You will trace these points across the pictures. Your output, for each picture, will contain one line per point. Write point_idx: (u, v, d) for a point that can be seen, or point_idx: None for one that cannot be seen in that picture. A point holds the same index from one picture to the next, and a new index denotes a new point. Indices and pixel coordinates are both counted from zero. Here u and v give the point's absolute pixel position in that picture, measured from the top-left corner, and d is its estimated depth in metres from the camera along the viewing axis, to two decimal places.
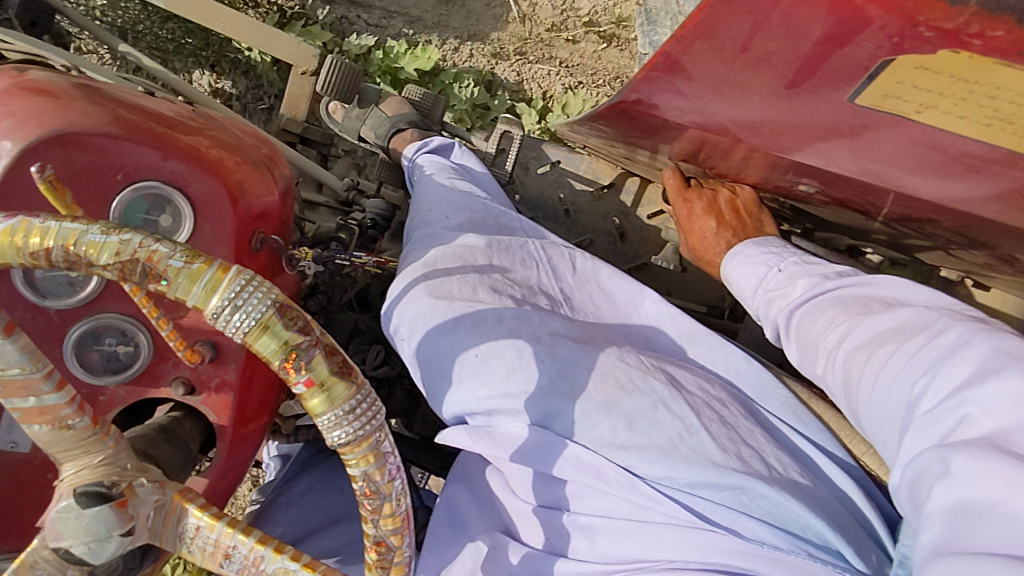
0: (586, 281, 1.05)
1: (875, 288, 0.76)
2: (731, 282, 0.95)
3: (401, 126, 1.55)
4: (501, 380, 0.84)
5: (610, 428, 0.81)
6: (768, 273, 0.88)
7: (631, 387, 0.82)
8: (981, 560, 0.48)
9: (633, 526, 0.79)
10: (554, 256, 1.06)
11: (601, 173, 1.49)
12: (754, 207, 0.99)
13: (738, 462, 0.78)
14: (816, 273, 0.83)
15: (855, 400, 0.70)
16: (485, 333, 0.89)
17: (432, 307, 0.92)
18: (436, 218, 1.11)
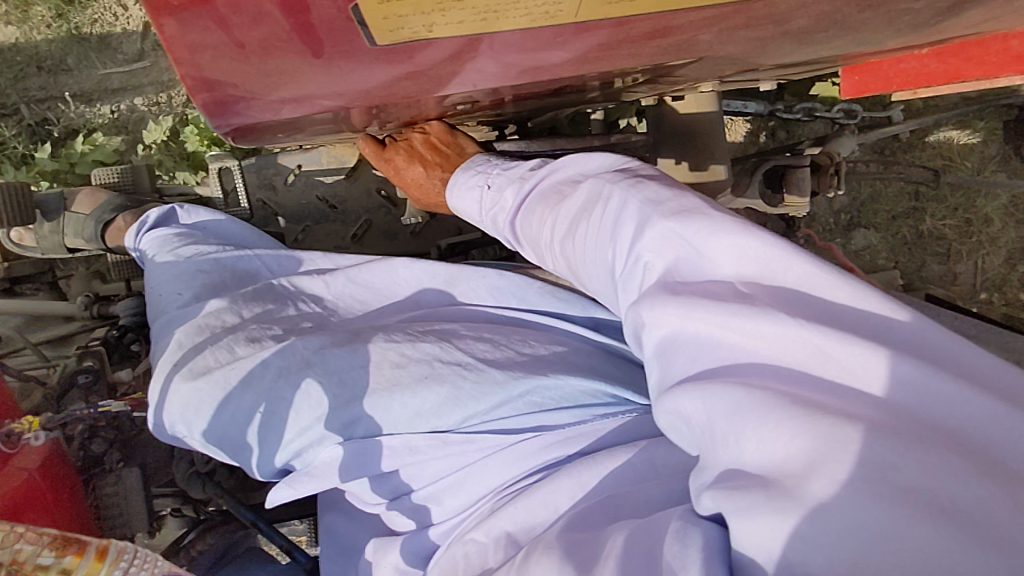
0: (348, 278, 1.01)
1: (561, 172, 0.84)
2: (460, 211, 1.01)
3: (107, 218, 1.36)
4: (293, 421, 0.81)
5: (399, 406, 0.80)
6: (483, 193, 0.94)
7: (406, 360, 0.82)
8: (676, 390, 0.57)
9: (459, 475, 0.81)
10: (301, 274, 1.01)
11: (343, 156, 1.51)
12: (447, 135, 1.01)
13: (524, 369, 0.82)
14: (518, 177, 0.91)
15: (581, 278, 0.80)
16: (258, 385, 0.84)
17: (195, 391, 0.85)
18: (171, 299, 1.00)
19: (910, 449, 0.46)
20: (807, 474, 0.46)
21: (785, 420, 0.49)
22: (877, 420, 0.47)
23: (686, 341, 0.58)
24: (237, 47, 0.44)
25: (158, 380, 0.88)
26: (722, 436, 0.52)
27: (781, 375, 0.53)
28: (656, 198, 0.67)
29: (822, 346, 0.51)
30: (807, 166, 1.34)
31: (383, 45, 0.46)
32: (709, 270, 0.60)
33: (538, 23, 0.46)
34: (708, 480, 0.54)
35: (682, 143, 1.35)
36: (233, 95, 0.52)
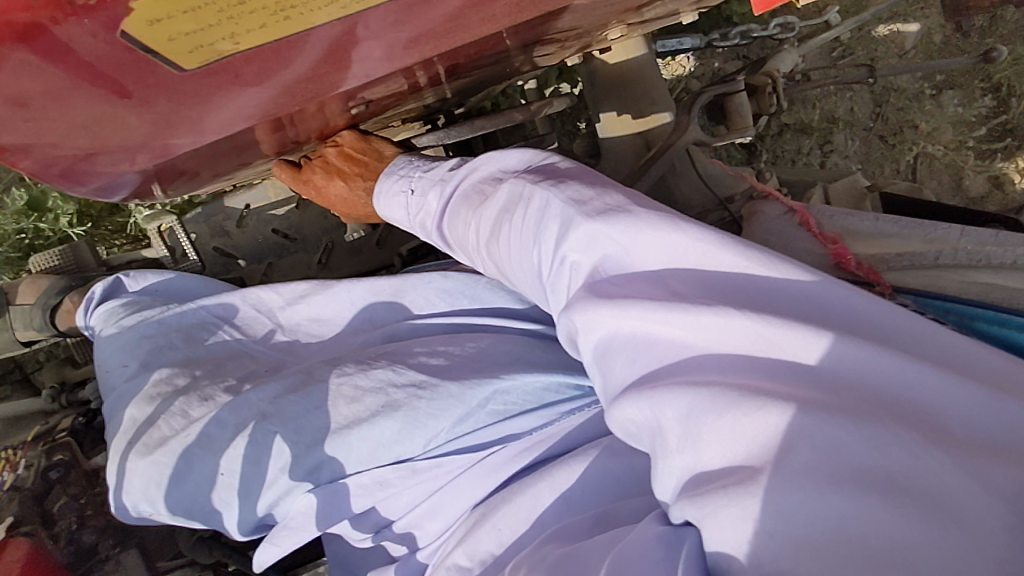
0: (294, 307, 0.96)
1: (480, 171, 0.81)
2: (389, 218, 0.96)
3: (52, 301, 1.33)
4: (258, 478, 0.77)
5: (361, 440, 0.76)
6: (405, 199, 0.90)
7: (360, 393, 0.78)
8: (625, 397, 0.54)
9: (434, 499, 0.80)
10: (245, 317, 0.96)
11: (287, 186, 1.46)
12: (361, 141, 0.93)
13: (481, 374, 0.79)
14: (438, 178, 0.86)
15: (510, 278, 0.78)
16: (218, 449, 0.79)
17: (153, 466, 0.80)
18: (115, 374, 0.92)
19: (863, 430, 0.44)
20: (764, 466, 0.45)
21: (735, 416, 0.47)
22: (827, 404, 0.45)
23: (625, 343, 0.56)
24: (21, 105, 0.38)
25: (115, 463, 0.84)
26: (675, 442, 0.50)
27: (721, 365, 0.51)
28: (578, 197, 0.65)
29: (760, 333, 0.50)
30: (743, 89, 1.28)
31: (193, 68, 0.41)
32: (637, 263, 0.58)
33: (353, 8, 0.42)
34: (669, 487, 0.51)
35: (620, 91, 1.32)
36: (67, 156, 0.47)
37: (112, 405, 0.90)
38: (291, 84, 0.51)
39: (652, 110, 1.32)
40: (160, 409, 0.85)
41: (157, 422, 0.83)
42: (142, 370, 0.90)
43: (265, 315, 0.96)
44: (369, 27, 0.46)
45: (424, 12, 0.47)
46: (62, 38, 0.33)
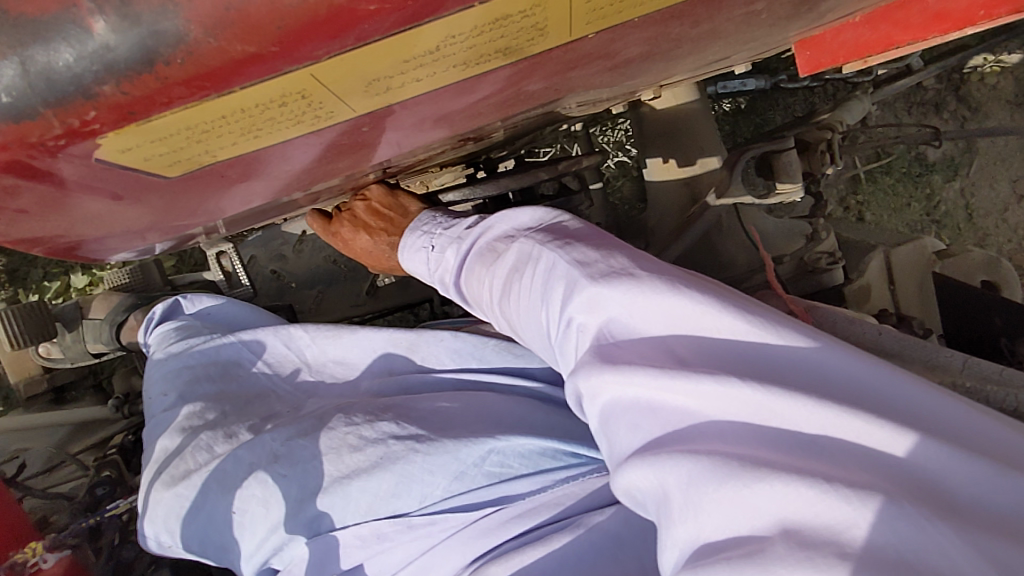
0: (319, 345, 0.99)
1: (493, 229, 0.80)
2: (413, 270, 0.97)
3: (119, 318, 1.45)
4: (262, 519, 0.81)
5: (359, 491, 0.79)
6: (427, 254, 0.90)
7: (363, 442, 0.81)
8: (627, 464, 0.52)
9: (424, 557, 0.78)
10: (275, 347, 1.00)
11: None
12: (388, 197, 0.96)
13: (477, 438, 0.80)
14: (456, 234, 0.86)
15: (522, 337, 0.76)
16: (231, 488, 0.83)
17: (175, 498, 0.86)
18: (155, 404, 0.98)
19: (867, 503, 0.42)
20: (773, 538, 0.43)
21: (735, 488, 0.45)
22: (832, 478, 0.44)
23: (628, 408, 0.53)
24: (22, 214, 0.43)
25: (143, 491, 0.90)
26: (678, 510, 0.47)
27: (726, 436, 0.49)
28: (584, 259, 0.64)
29: (762, 403, 0.48)
30: (793, 147, 1.21)
31: (178, 175, 0.44)
32: (641, 329, 0.56)
33: (321, 124, 0.43)
34: (671, 559, 0.48)
35: (668, 142, 1.26)
36: (75, 240, 0.51)
37: (151, 430, 0.96)
38: (287, 175, 0.53)
39: (700, 159, 1.26)
40: (188, 444, 0.90)
41: (184, 456, 0.88)
42: (177, 401, 0.96)
43: (294, 350, 1.00)
44: (345, 132, 0.47)
45: (401, 117, 0.48)
46: (44, 167, 0.37)
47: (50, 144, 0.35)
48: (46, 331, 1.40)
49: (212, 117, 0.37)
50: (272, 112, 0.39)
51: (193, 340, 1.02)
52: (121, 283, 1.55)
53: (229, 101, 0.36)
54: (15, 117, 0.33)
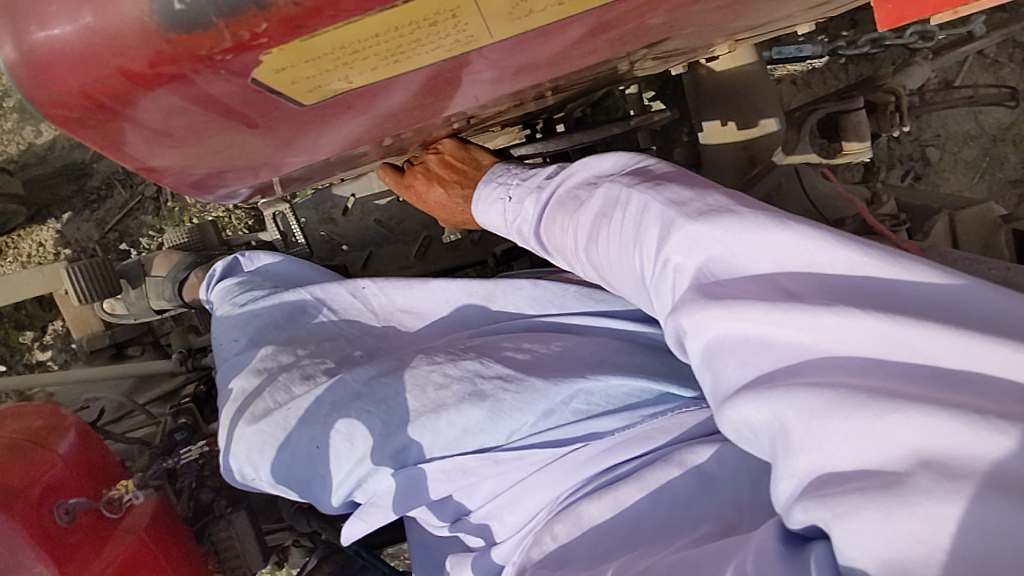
0: (387, 294, 1.01)
1: (576, 175, 0.79)
2: (488, 224, 0.97)
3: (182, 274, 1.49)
4: (349, 450, 0.82)
5: (447, 424, 0.80)
6: (505, 206, 0.90)
7: (448, 380, 0.82)
8: (737, 398, 0.51)
9: (513, 491, 0.81)
10: (343, 296, 1.01)
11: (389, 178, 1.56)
12: (461, 150, 0.97)
13: (562, 373, 0.82)
14: (535, 185, 0.86)
15: (606, 282, 0.74)
16: (314, 422, 0.84)
17: (257, 434, 0.86)
18: (227, 348, 1.00)
19: (1012, 432, 0.41)
20: (911, 472, 0.43)
21: (866, 419, 0.45)
22: (974, 409, 0.43)
23: (736, 344, 0.52)
24: (168, 136, 0.45)
25: (225, 431, 0.90)
26: (798, 443, 0.47)
27: (850, 369, 0.48)
28: (678, 199, 0.62)
29: (890, 333, 0.47)
30: (861, 108, 1.21)
31: (312, 102, 0.45)
32: (747, 267, 0.54)
33: (466, 47, 0.43)
34: (788, 489, 0.49)
35: (726, 106, 1.23)
36: (203, 173, 0.53)
37: (223, 375, 0.98)
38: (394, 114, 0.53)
39: (759, 121, 1.23)
40: (265, 384, 0.91)
41: (263, 395, 0.89)
42: (251, 344, 0.98)
43: (360, 300, 1.01)
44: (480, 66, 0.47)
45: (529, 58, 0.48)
46: (200, 85, 0.40)
47: (216, 58, 0.38)
48: (108, 291, 1.44)
49: (365, 37, 0.39)
50: (420, 30, 0.40)
51: (255, 294, 1.04)
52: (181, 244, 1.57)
53: (388, 16, 0.37)
54: (190, 28, 0.37)
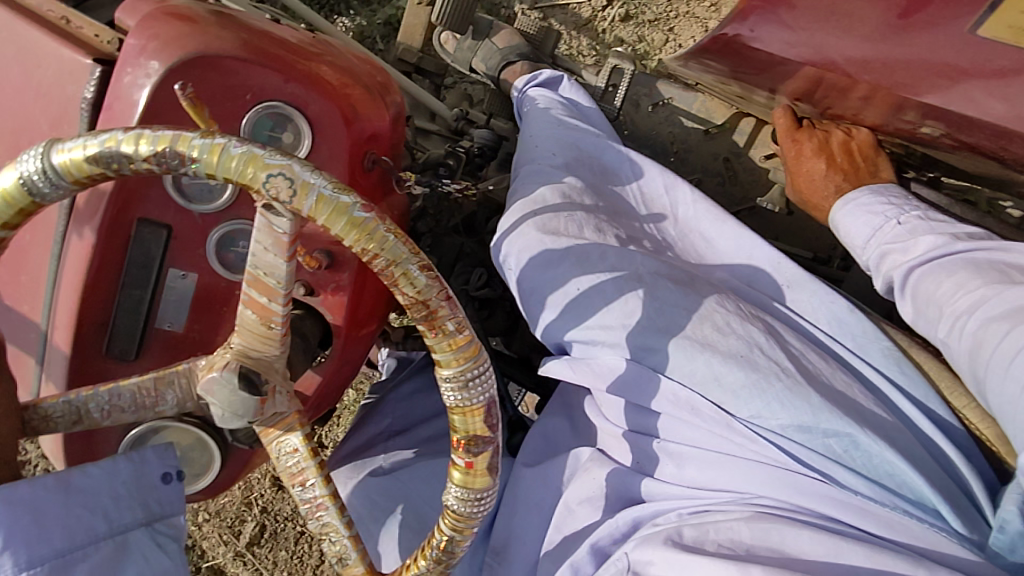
0: (694, 206, 1.05)
1: (1008, 254, 0.82)
2: (837, 227, 0.96)
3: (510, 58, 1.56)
4: (601, 313, 0.88)
5: (704, 363, 0.84)
6: (885, 224, 0.90)
7: (729, 330, 0.86)
8: None
9: (721, 458, 0.86)
10: (659, 185, 1.07)
11: (714, 113, 1.43)
12: (870, 149, 0.96)
13: (838, 409, 0.82)
14: (943, 231, 0.86)
15: (977, 360, 0.77)
16: (596, 271, 0.90)
17: (537, 241, 0.92)
18: (542, 154, 1.05)
19: None
20: None
21: None
22: None
23: None
24: None
25: (512, 216, 0.95)
26: None
27: None
28: None
29: None
30: None
31: None
32: None
33: None
34: None
35: None
36: None
37: (525, 176, 1.02)
38: None
39: None
40: (567, 209, 0.96)
41: (560, 216, 0.95)
42: (564, 168, 1.03)
43: (668, 198, 1.07)
44: None
45: None
46: None
47: None
48: (456, 27, 1.56)
49: None
50: None
51: (586, 128, 1.10)
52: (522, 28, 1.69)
53: None
54: None
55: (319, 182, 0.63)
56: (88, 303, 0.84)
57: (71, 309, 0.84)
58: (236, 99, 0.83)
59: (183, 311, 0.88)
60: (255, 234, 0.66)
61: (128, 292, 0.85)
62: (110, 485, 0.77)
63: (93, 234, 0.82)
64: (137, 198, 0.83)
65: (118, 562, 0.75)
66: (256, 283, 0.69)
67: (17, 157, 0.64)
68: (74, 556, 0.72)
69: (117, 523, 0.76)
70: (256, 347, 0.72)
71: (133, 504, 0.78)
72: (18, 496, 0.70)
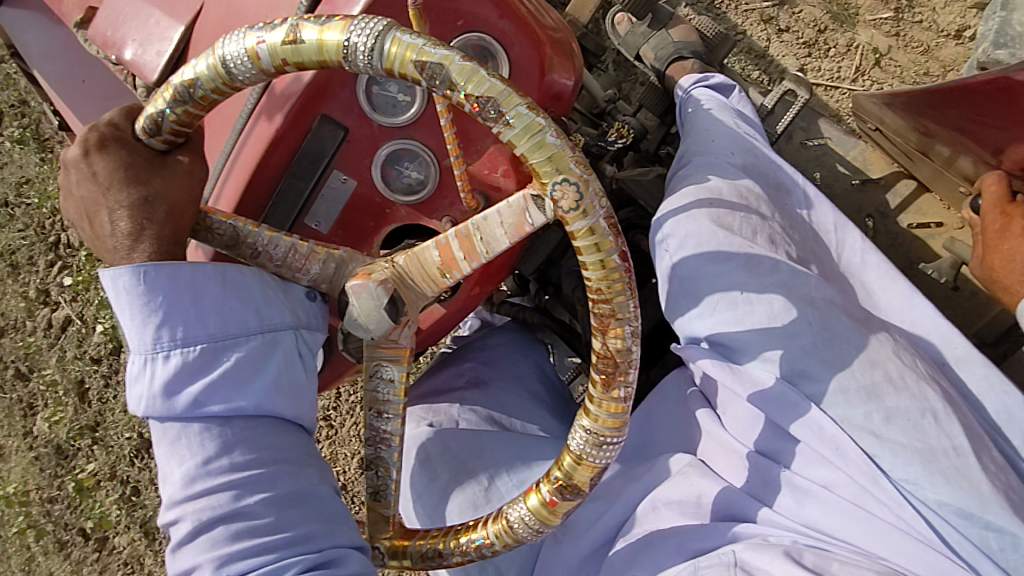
0: (862, 254, 0.98)
1: None
2: None
3: (681, 55, 1.44)
4: (761, 322, 0.84)
5: (865, 412, 0.81)
6: None
7: (900, 385, 0.81)
8: None
9: (853, 509, 0.80)
10: (829, 221, 1.00)
11: (870, 165, 1.31)
12: None
13: (1002, 502, 0.77)
14: None
15: None
16: (771, 288, 0.85)
17: (708, 232, 0.89)
18: (719, 151, 1.00)
19: None
20: None
21: None
22: None
23: None
24: None
25: (684, 201, 0.93)
26: None
27: None
28: None
29: None
30: None
31: None
32: None
33: None
34: None
35: None
36: None
37: (698, 165, 0.99)
38: None
39: None
40: (742, 211, 0.92)
41: (734, 215, 0.91)
42: (741, 170, 0.98)
43: (835, 237, 1.00)
44: None
45: None
46: None
47: None
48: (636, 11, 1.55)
49: None
50: None
51: (763, 140, 1.05)
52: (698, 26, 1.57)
53: None
54: None
55: (599, 212, 0.63)
56: (255, 181, 0.86)
57: (240, 180, 0.86)
58: (448, 24, 0.81)
59: (332, 215, 0.89)
60: (504, 205, 0.67)
61: (290, 182, 0.87)
62: (263, 290, 0.78)
63: (279, 119, 0.83)
64: (327, 94, 0.84)
65: (261, 364, 0.78)
66: (468, 233, 0.69)
67: (353, 17, 0.63)
68: (223, 344, 0.76)
69: (268, 321, 0.78)
70: (417, 280, 0.73)
71: (285, 307, 0.79)
72: (185, 276, 0.75)
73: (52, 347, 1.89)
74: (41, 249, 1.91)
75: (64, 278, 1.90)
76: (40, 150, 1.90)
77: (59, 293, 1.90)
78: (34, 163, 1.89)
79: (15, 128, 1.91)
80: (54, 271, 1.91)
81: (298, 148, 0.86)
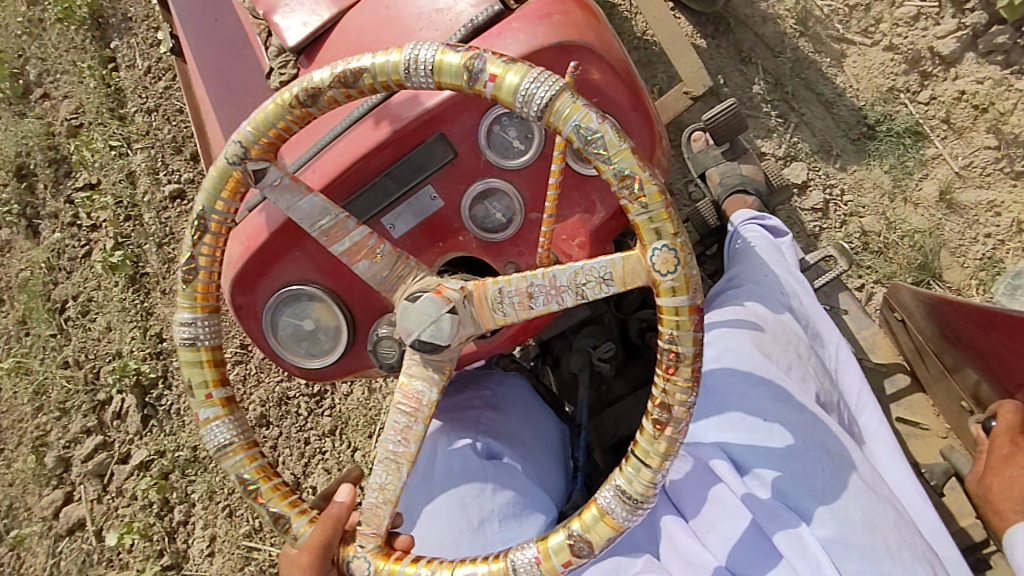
0: (871, 423, 1.04)
1: None
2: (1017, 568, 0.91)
3: (745, 187, 1.49)
4: (775, 452, 0.89)
5: (859, 568, 0.82)
6: None
7: (898, 551, 0.83)
8: None
9: None
10: (850, 392, 1.06)
11: (877, 351, 1.39)
12: None
13: None
14: None
15: None
16: (793, 424, 0.90)
17: (744, 352, 0.96)
18: (771, 292, 1.06)
19: None
20: None
21: None
22: None
23: None
24: None
25: (731, 321, 1.01)
26: None
27: None
28: None
29: None
30: None
31: None
32: None
33: None
34: None
35: None
36: None
37: (750, 293, 1.05)
38: None
39: None
40: (780, 346, 0.98)
41: (773, 347, 0.98)
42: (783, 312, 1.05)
43: (847, 403, 1.06)
44: None
45: None
46: None
47: None
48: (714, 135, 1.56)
49: None
50: None
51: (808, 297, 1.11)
52: (762, 166, 1.59)
53: None
54: None
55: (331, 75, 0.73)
56: (351, 173, 0.88)
57: (335, 167, 0.88)
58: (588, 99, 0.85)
59: (409, 224, 0.92)
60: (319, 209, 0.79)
61: (383, 182, 0.90)
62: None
63: (394, 127, 0.86)
64: (454, 117, 0.88)
65: None
66: (324, 230, 0.79)
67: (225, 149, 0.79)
68: None
69: None
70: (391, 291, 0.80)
71: None
72: None
73: (44, 540, 1.87)
74: (83, 406, 1.89)
75: (94, 459, 1.87)
76: (132, 286, 1.91)
77: (78, 474, 1.87)
78: (122, 300, 1.90)
79: (115, 253, 1.92)
80: (90, 444, 1.87)
81: (404, 158, 0.89)
